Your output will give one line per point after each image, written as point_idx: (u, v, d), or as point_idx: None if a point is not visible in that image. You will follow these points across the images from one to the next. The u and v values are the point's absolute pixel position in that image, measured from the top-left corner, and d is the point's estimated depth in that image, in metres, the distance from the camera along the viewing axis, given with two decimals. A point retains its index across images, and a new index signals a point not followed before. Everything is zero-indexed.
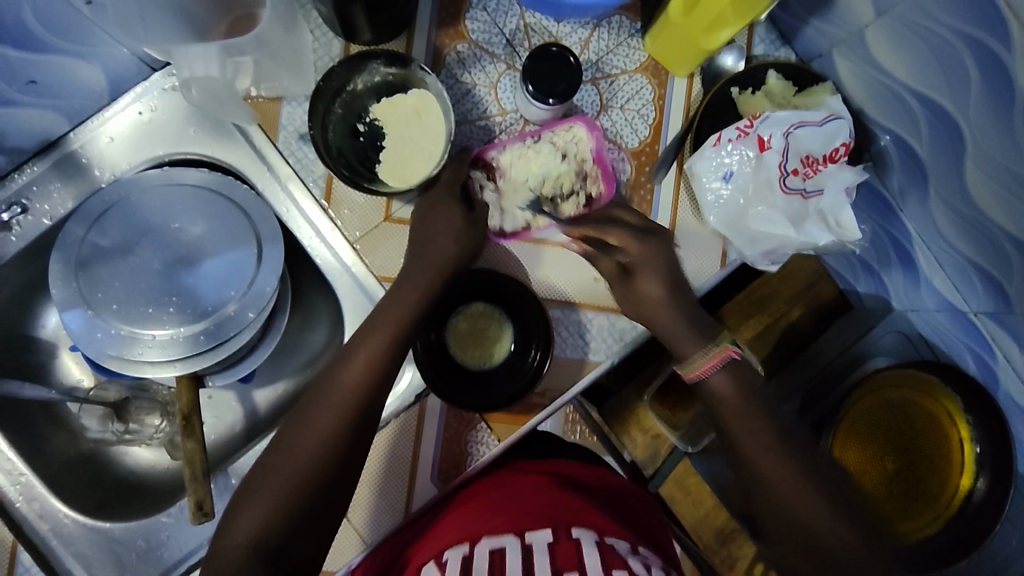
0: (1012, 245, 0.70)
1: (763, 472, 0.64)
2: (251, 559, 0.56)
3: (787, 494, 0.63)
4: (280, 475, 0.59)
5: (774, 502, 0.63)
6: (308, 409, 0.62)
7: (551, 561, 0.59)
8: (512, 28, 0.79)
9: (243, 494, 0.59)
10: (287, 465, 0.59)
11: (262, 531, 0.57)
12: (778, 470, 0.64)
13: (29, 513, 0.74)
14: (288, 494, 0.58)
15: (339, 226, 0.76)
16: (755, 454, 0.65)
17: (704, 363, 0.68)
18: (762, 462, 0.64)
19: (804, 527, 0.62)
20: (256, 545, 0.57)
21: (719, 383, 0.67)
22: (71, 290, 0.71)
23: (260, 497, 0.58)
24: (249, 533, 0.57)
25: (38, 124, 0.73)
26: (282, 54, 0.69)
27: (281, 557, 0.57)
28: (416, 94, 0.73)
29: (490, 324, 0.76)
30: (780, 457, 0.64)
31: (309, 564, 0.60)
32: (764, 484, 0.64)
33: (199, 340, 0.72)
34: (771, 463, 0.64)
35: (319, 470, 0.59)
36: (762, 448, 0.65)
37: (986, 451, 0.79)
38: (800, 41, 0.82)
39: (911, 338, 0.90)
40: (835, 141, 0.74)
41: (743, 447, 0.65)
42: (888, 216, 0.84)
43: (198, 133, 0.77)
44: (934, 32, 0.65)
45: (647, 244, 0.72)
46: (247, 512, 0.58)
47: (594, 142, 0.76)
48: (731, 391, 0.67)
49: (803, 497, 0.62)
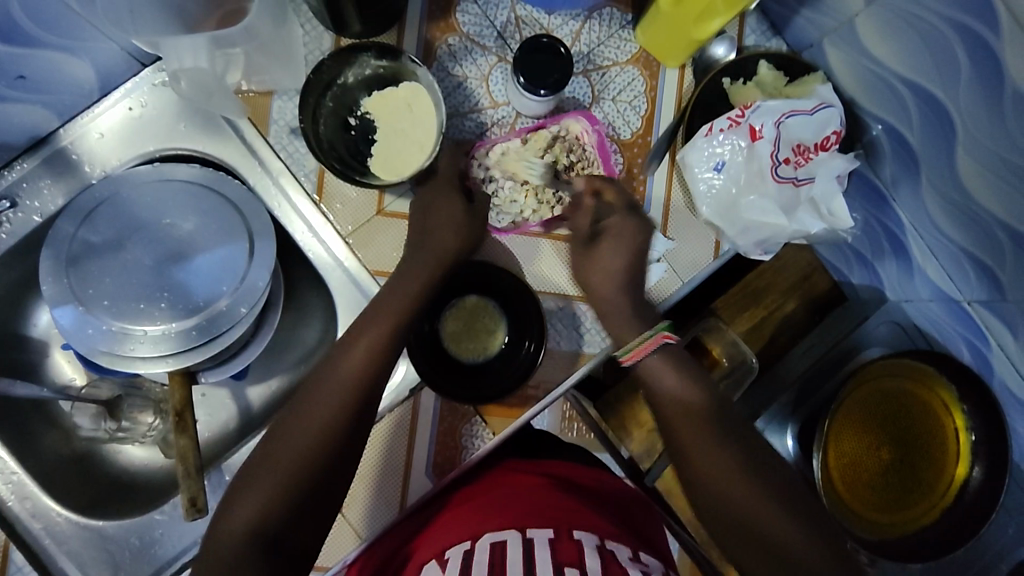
0: (1004, 233, 0.70)
1: (718, 475, 0.61)
2: (249, 545, 0.56)
3: (740, 499, 0.60)
4: (281, 462, 0.58)
5: (732, 509, 0.60)
6: (306, 397, 0.62)
7: (553, 556, 0.59)
8: (503, 21, 0.79)
9: (240, 482, 0.59)
10: (284, 454, 0.59)
11: (259, 519, 0.56)
12: (723, 471, 0.61)
13: (21, 512, 0.73)
14: (287, 482, 0.58)
15: (331, 221, 0.76)
16: (703, 457, 0.62)
17: (634, 347, 0.67)
18: (702, 453, 0.62)
19: (757, 531, 0.59)
20: (254, 533, 0.56)
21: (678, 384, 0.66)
22: (62, 286, 0.70)
23: (258, 486, 0.58)
24: (248, 521, 0.56)
25: (30, 121, 0.72)
26: (271, 46, 0.69)
27: (278, 545, 0.57)
28: (407, 86, 0.73)
29: (484, 316, 0.76)
30: (724, 450, 0.62)
31: (306, 552, 0.59)
32: (718, 488, 0.61)
33: (191, 335, 0.71)
34: (741, 489, 0.60)
35: (317, 459, 0.59)
36: (713, 449, 0.62)
37: (981, 440, 0.79)
38: (791, 32, 0.82)
39: (906, 329, 0.91)
40: (826, 130, 0.75)
41: (695, 454, 0.62)
42: (880, 206, 0.84)
43: (188, 128, 0.76)
44: (924, 20, 0.65)
45: (633, 246, 0.73)
46: (245, 500, 0.57)
47: (595, 138, 0.78)
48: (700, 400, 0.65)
49: (756, 498, 0.59)
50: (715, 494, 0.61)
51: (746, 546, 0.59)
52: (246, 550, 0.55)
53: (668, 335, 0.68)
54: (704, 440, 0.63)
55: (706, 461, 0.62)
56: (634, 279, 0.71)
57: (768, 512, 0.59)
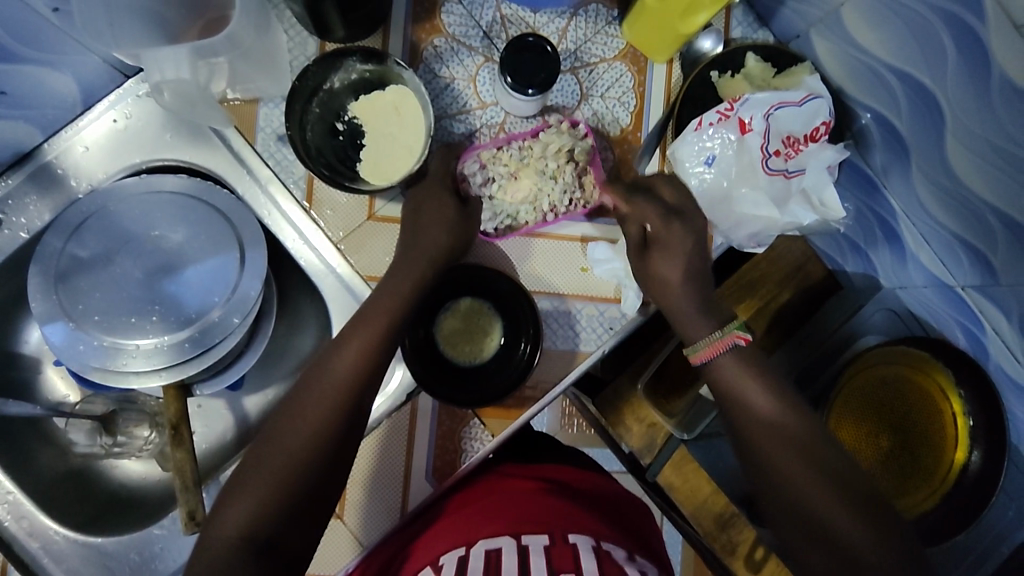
0: (997, 219, 0.69)
1: (773, 458, 0.64)
2: (242, 549, 0.55)
3: (792, 481, 0.63)
4: (274, 461, 0.58)
5: (782, 491, 0.63)
6: (299, 398, 0.61)
7: (546, 562, 0.59)
8: (488, 20, 0.78)
9: (233, 486, 0.58)
10: (278, 456, 0.58)
11: (254, 521, 0.56)
12: (778, 454, 0.64)
13: (18, 531, 0.72)
14: (282, 482, 0.57)
15: (323, 227, 0.75)
16: (761, 441, 0.65)
17: (709, 345, 0.68)
18: (762, 435, 0.65)
19: (801, 509, 0.62)
20: (248, 536, 0.56)
21: (755, 402, 0.66)
22: (51, 303, 0.69)
23: (252, 488, 0.57)
24: (240, 525, 0.56)
25: (13, 136, 0.71)
26: (255, 55, 0.68)
27: (274, 548, 0.56)
28: (393, 89, 0.72)
29: (478, 317, 0.76)
30: (789, 440, 0.64)
31: (301, 554, 0.59)
32: (773, 471, 0.63)
33: (184, 348, 0.71)
34: (805, 483, 0.62)
35: (312, 458, 0.59)
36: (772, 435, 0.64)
37: (979, 425, 0.79)
38: (777, 23, 0.82)
39: (900, 315, 0.91)
40: (815, 120, 0.74)
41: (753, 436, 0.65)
42: (872, 194, 0.84)
43: (174, 138, 0.76)
44: (911, 8, 0.65)
45: (630, 251, 0.72)
46: (237, 503, 0.57)
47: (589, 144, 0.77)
48: (753, 394, 0.66)
49: (807, 482, 0.62)
50: (777, 474, 0.63)
51: (791, 519, 0.63)
52: (238, 556, 0.55)
53: (743, 336, 0.68)
54: (773, 429, 0.65)
55: (774, 453, 0.64)
56: (663, 278, 0.70)
57: (817, 497, 0.61)
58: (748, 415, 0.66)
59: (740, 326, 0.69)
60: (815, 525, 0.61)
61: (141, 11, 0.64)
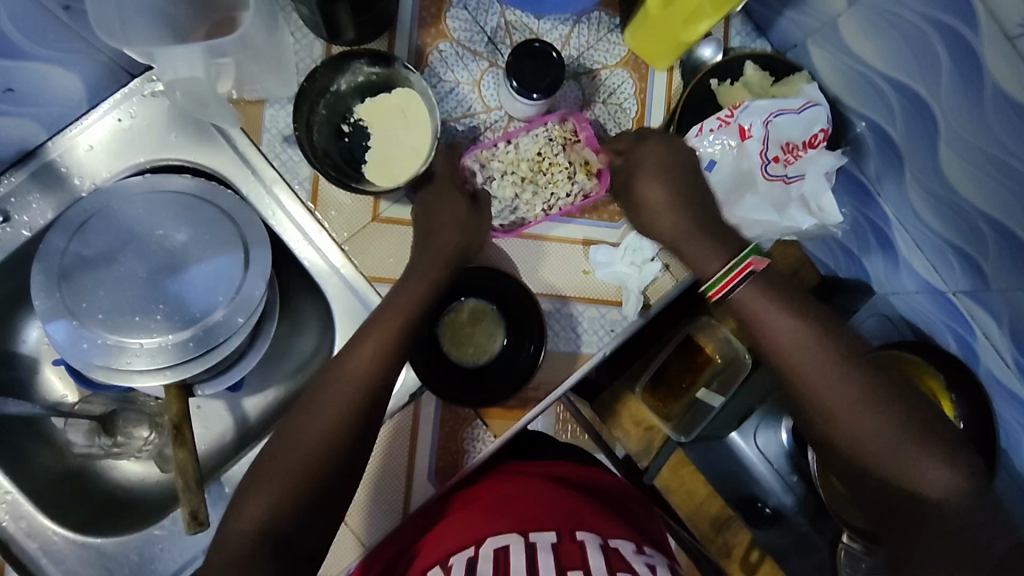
0: (989, 225, 0.71)
1: (818, 379, 0.63)
2: (257, 544, 0.55)
3: (836, 404, 0.63)
4: (286, 461, 0.58)
5: (826, 411, 0.63)
6: (311, 396, 0.61)
7: (555, 560, 0.59)
8: (493, 26, 0.79)
9: (248, 483, 0.59)
10: (290, 453, 0.59)
11: (268, 518, 0.56)
12: (823, 379, 0.63)
13: (16, 532, 0.72)
14: (294, 480, 0.58)
15: (328, 229, 0.76)
16: (805, 365, 0.63)
17: (729, 273, 0.65)
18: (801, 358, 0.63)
19: (847, 432, 0.63)
20: (263, 531, 0.56)
21: (786, 330, 0.64)
22: (54, 301, 0.69)
23: (265, 487, 0.57)
24: (255, 522, 0.56)
25: (18, 134, 0.71)
26: (264, 56, 0.69)
27: (288, 545, 0.57)
28: (400, 93, 0.73)
29: (483, 320, 0.76)
30: (832, 362, 0.63)
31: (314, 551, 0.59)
32: (820, 392, 0.63)
33: (189, 347, 0.71)
34: (850, 405, 0.62)
35: (324, 456, 0.59)
36: (816, 358, 0.63)
37: (969, 428, 0.81)
38: (774, 33, 0.85)
39: (893, 321, 0.92)
40: (814, 127, 0.76)
41: (792, 361, 0.64)
42: (866, 201, 0.86)
43: (179, 138, 0.76)
44: (906, 20, 0.67)
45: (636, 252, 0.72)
46: (252, 501, 0.57)
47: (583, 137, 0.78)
48: (787, 322, 0.64)
49: (850, 403, 0.62)
50: (820, 396, 0.63)
51: (834, 436, 0.64)
52: (255, 549, 0.55)
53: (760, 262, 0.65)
54: (817, 352, 0.63)
55: (820, 374, 0.63)
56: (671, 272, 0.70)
57: (861, 418, 0.62)
58: (776, 345, 0.64)
59: (756, 252, 0.66)
60: (856, 446, 0.63)
61: (151, 10, 0.65)
